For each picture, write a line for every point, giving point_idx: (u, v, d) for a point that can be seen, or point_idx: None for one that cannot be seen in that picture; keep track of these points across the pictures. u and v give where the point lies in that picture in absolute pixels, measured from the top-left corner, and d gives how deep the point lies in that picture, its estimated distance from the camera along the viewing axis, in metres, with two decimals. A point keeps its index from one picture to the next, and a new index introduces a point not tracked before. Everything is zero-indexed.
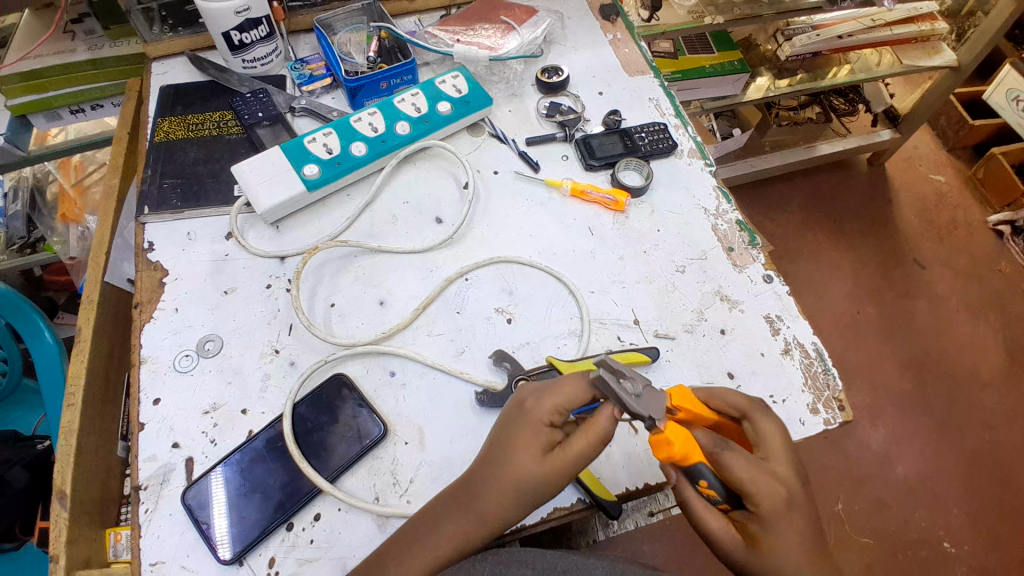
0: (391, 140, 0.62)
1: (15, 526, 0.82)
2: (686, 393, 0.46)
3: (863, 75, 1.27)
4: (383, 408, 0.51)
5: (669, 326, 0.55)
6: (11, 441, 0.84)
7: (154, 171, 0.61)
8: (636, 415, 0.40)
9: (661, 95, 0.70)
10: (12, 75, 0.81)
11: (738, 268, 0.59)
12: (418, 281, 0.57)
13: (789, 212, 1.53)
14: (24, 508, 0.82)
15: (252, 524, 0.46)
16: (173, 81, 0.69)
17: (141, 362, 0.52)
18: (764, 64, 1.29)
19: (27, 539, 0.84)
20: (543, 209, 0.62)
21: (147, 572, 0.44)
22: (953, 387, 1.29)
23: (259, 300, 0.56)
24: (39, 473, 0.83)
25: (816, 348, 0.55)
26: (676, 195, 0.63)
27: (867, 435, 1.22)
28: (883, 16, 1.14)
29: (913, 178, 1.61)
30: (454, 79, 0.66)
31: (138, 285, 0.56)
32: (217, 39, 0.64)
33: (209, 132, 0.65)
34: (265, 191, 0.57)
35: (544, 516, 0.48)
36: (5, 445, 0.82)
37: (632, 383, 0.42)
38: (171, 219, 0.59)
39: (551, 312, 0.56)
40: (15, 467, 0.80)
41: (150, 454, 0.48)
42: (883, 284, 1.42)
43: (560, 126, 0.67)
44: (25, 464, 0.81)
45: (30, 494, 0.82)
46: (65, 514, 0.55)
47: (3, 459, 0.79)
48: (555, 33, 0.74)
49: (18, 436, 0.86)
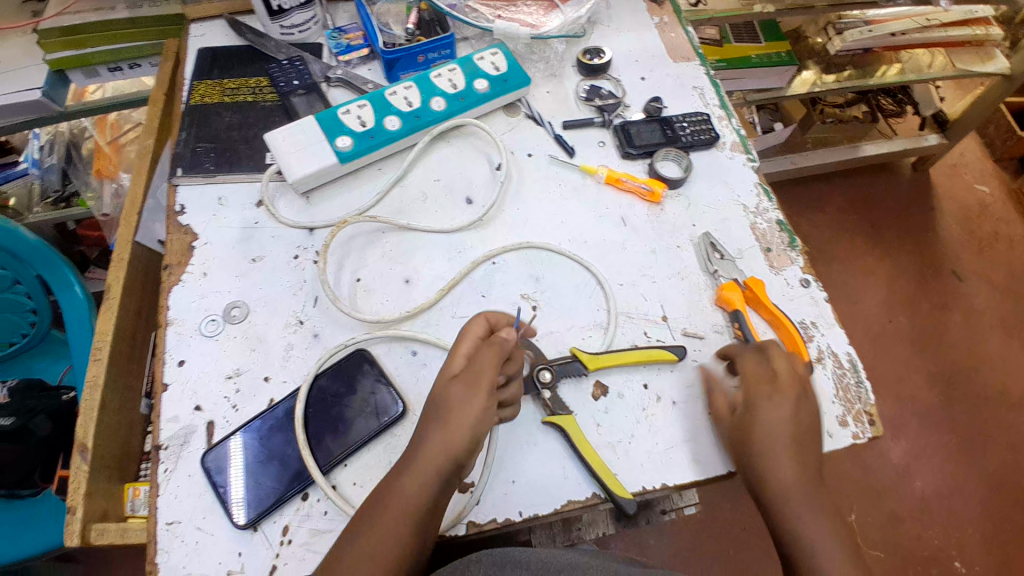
0: (425, 116, 0.61)
1: (33, 473, 0.77)
2: (756, 284, 0.54)
3: (913, 75, 1.21)
4: (404, 386, 0.51)
5: (698, 325, 0.54)
6: (36, 390, 0.82)
7: (189, 134, 0.61)
8: (717, 272, 0.55)
9: (706, 84, 0.67)
10: (53, 30, 0.81)
11: (775, 270, 0.57)
12: (445, 262, 0.57)
13: (824, 214, 1.48)
14: (46, 455, 0.78)
15: (270, 491, 0.47)
16: (210, 44, 0.69)
17: (168, 324, 0.53)
18: (811, 58, 1.21)
19: (47, 487, 0.79)
20: (577, 195, 0.60)
21: (163, 531, 0.45)
22: (981, 407, 1.25)
23: (287, 270, 0.55)
24: (58, 419, 0.81)
25: (850, 359, 0.53)
26: (715, 190, 0.61)
27: (887, 447, 1.20)
28: (938, 16, 1.10)
29: (957, 187, 1.55)
30: (493, 56, 0.64)
31: (167, 248, 0.56)
32: (256, 3, 0.63)
33: (245, 97, 0.64)
34: (298, 161, 0.57)
35: (558, 507, 0.47)
36: (29, 393, 0.80)
37: (715, 256, 0.56)
38: (203, 183, 0.59)
39: (577, 303, 0.55)
40: (39, 415, 0.78)
41: (172, 415, 0.49)
42: (918, 294, 1.38)
43: (598, 110, 0.65)
44: (49, 414, 0.79)
45: (51, 442, 0.79)
46: (85, 466, 0.57)
47: (29, 408, 0.78)
48: (600, 14, 0.72)
49: (44, 386, 0.84)
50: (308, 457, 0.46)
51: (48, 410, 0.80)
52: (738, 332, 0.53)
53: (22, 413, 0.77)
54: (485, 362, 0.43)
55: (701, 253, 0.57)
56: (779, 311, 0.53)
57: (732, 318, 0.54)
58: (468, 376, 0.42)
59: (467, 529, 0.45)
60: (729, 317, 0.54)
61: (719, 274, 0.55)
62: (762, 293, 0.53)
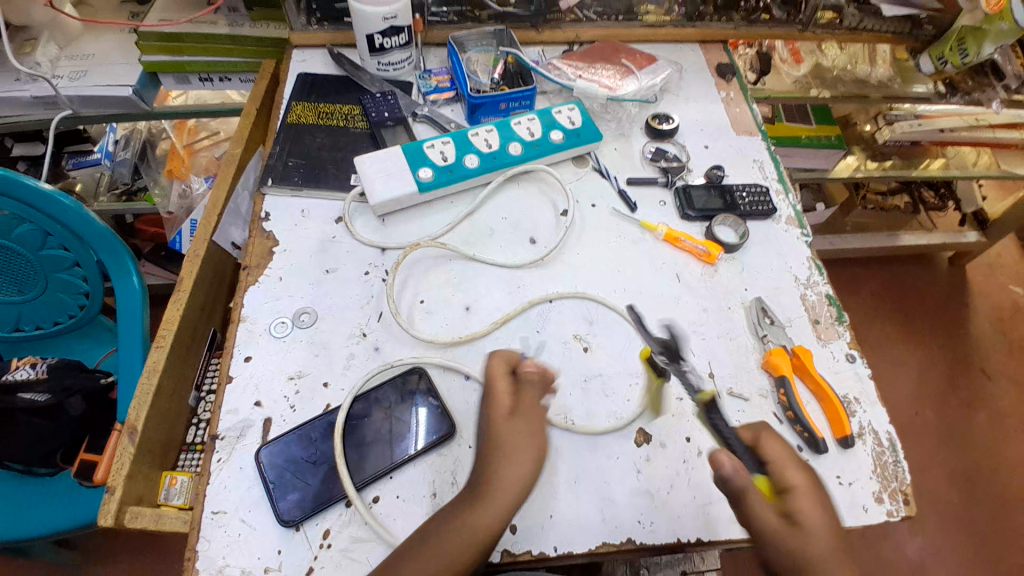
0: (501, 158, 0.65)
1: (57, 453, 0.75)
2: (804, 354, 0.56)
3: (958, 171, 1.24)
4: (454, 409, 0.53)
5: (743, 386, 0.55)
6: (75, 369, 0.77)
7: (283, 149, 0.66)
8: (767, 338, 0.57)
9: (766, 158, 0.71)
10: (152, 34, 0.89)
11: (822, 342, 0.58)
12: (504, 295, 0.59)
13: (858, 297, 1.49)
14: (73, 437, 0.76)
15: (316, 494, 0.48)
16: (310, 69, 0.75)
17: (240, 320, 0.56)
18: (858, 145, 1.24)
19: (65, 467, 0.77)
20: (635, 247, 0.63)
21: (208, 518, 0.47)
22: (1004, 511, 1.21)
23: (357, 284, 0.59)
24: (95, 400, 0.78)
25: (890, 438, 0.53)
26: (769, 260, 0.63)
27: (903, 539, 1.16)
28: (987, 118, 1.15)
29: (994, 287, 1.55)
30: (569, 111, 0.69)
31: (249, 249, 0.60)
32: (361, 40, 0.69)
33: (337, 122, 0.69)
34: (381, 185, 0.61)
35: (592, 548, 0.47)
36: (67, 367, 0.76)
37: (765, 322, 0.58)
38: (290, 195, 0.64)
39: (626, 350, 0.57)
40: (74, 395, 0.74)
41: (232, 407, 0.52)
42: (946, 388, 1.36)
43: (662, 172, 0.69)
44: (84, 395, 0.76)
45: (83, 421, 0.76)
46: (131, 449, 0.58)
47: (65, 386, 0.74)
48: (671, 84, 0.77)
49: (82, 366, 0.79)
50: (344, 477, 0.47)
51: (85, 391, 0.76)
52: (783, 397, 0.54)
53: (59, 390, 0.73)
54: (529, 399, 0.46)
55: (752, 318, 0.59)
56: (827, 385, 0.54)
57: (777, 383, 0.55)
58: (524, 412, 0.45)
59: (501, 557, 0.46)
60: (774, 381, 0.55)
61: (767, 339, 0.57)
62: (807, 364, 0.55)
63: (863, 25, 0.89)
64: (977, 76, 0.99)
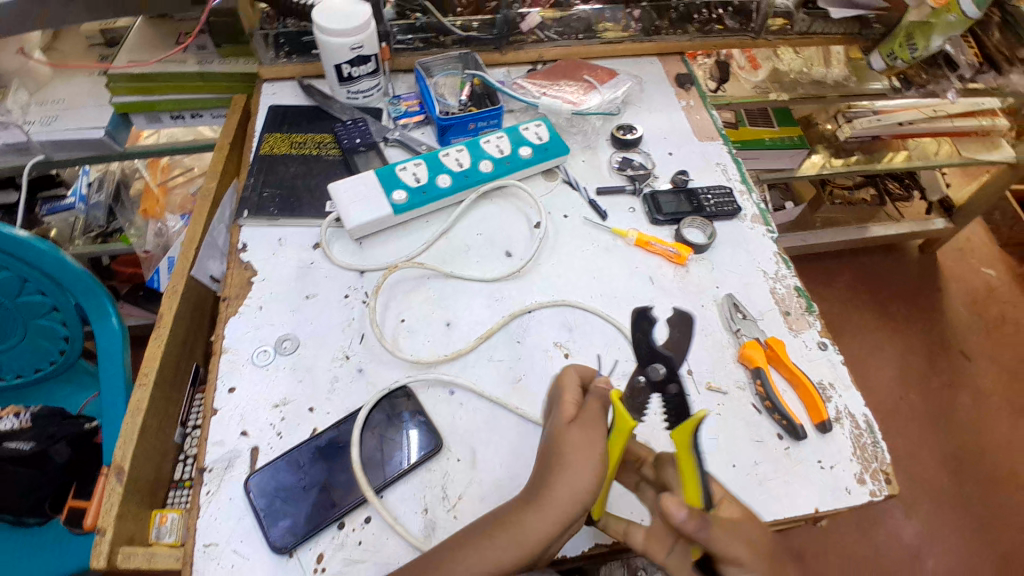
0: (473, 176, 0.67)
1: (44, 501, 0.73)
2: (777, 344, 0.57)
3: (920, 162, 1.28)
4: (440, 423, 0.54)
5: (721, 381, 0.57)
6: (58, 417, 0.76)
7: (257, 180, 0.67)
8: (741, 331, 0.59)
9: (728, 161, 0.74)
10: (122, 75, 0.90)
11: (794, 333, 0.60)
12: (484, 308, 0.61)
13: (834, 290, 1.52)
14: (59, 485, 0.74)
15: (307, 519, 0.48)
16: (281, 102, 0.77)
17: (223, 352, 0.56)
18: (822, 143, 1.30)
19: (55, 516, 0.75)
20: (608, 254, 0.65)
21: (200, 552, 0.47)
22: (993, 489, 1.23)
23: (337, 308, 0.60)
24: (82, 447, 0.77)
25: (867, 420, 0.55)
26: (738, 257, 0.65)
27: (899, 525, 1.18)
28: (944, 108, 1.20)
29: (964, 271, 1.59)
30: (536, 127, 0.71)
31: (228, 280, 0.61)
32: (329, 70, 0.71)
33: (309, 150, 0.71)
34: (356, 210, 0.63)
35: (586, 550, 0.49)
36: (51, 416, 0.76)
37: (738, 317, 0.60)
38: (267, 225, 0.65)
39: (606, 354, 0.58)
40: (59, 441, 0.74)
41: (218, 438, 0.52)
42: (927, 372, 1.39)
43: (629, 179, 0.71)
44: (70, 440, 0.75)
45: (69, 469, 0.75)
46: (119, 489, 0.58)
47: (49, 433, 0.73)
48: (633, 95, 0.80)
49: (65, 413, 0.78)
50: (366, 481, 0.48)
51: (70, 436, 0.75)
52: (760, 388, 0.55)
53: (43, 438, 0.73)
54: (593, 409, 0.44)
55: (725, 313, 0.61)
56: (800, 372, 0.56)
57: (753, 374, 0.56)
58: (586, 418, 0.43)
59: None
60: (751, 373, 0.57)
61: (741, 334, 0.59)
62: (780, 353, 0.57)
63: (813, 29, 0.93)
64: (931, 69, 1.03)
